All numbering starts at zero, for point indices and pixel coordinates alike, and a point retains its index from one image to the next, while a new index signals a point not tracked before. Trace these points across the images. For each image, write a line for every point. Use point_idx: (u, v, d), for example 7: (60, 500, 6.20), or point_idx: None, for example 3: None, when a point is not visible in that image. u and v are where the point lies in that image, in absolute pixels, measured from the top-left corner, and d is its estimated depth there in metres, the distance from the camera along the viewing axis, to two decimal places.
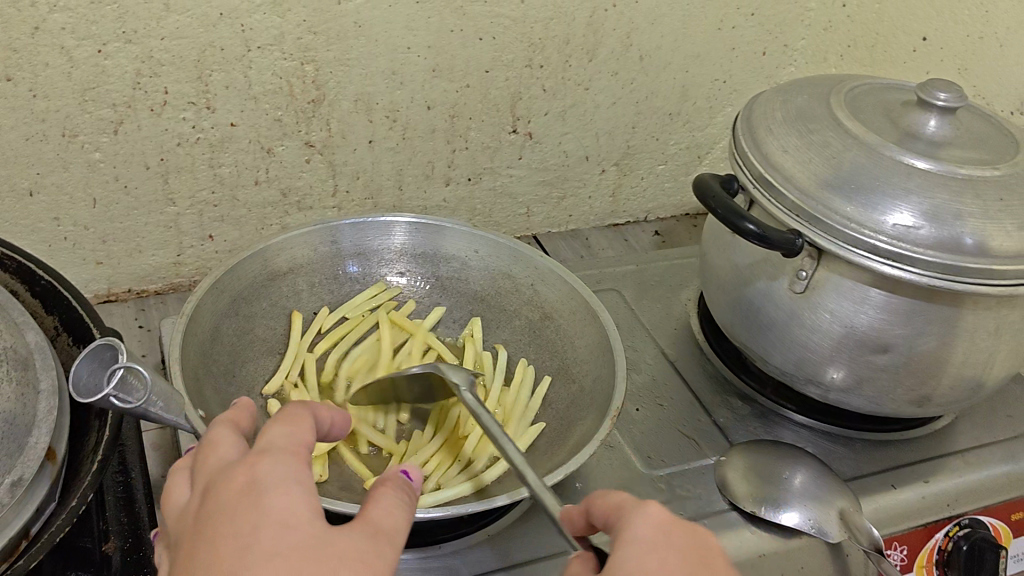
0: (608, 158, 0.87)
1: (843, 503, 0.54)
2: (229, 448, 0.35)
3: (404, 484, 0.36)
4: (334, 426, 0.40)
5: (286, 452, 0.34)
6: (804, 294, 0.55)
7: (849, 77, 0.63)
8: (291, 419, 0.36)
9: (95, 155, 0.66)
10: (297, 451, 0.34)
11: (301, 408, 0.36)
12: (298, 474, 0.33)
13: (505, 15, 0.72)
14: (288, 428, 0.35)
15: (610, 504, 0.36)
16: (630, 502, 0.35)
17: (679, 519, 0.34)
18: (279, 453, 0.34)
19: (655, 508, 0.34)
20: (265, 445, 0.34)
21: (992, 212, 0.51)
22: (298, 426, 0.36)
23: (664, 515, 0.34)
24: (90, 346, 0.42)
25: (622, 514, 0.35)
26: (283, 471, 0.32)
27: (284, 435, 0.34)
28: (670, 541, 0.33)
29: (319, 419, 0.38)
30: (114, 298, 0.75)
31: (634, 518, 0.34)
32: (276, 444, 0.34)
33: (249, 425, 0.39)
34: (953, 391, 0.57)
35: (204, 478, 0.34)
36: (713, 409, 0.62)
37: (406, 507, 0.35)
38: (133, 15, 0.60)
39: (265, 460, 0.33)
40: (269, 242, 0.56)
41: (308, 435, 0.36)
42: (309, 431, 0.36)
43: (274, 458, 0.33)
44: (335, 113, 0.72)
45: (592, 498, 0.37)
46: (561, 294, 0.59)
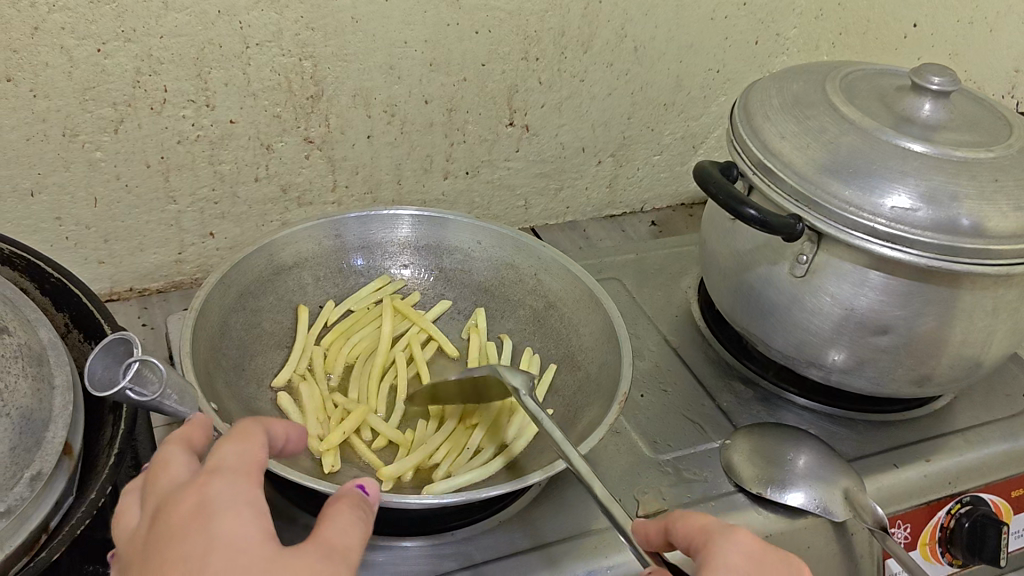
0: (605, 149, 0.87)
1: (847, 483, 0.55)
2: (180, 466, 0.35)
3: (359, 499, 0.36)
4: (290, 440, 0.40)
5: (237, 473, 0.34)
6: (804, 277, 0.56)
7: (843, 64, 0.64)
8: (243, 435, 0.36)
9: (96, 154, 0.66)
10: (248, 471, 0.34)
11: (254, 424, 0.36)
12: (248, 495, 0.33)
13: (500, 8, 0.73)
14: (239, 446, 0.35)
15: (698, 528, 0.36)
16: (716, 526, 0.36)
17: (767, 545, 0.35)
18: (230, 474, 0.33)
19: (744, 537, 0.35)
20: (216, 465, 0.34)
21: (987, 193, 0.52)
22: (250, 443, 0.35)
23: (752, 543, 0.35)
24: (103, 341, 0.42)
25: (710, 539, 0.35)
26: (231, 494, 0.32)
27: (234, 455, 0.34)
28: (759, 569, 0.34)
29: (272, 433, 0.38)
30: (117, 297, 0.75)
31: (725, 543, 0.35)
32: (228, 463, 0.34)
33: (204, 441, 0.39)
34: (952, 370, 0.58)
35: (155, 498, 0.34)
36: (717, 394, 0.63)
37: (362, 525, 0.35)
38: (132, 14, 0.61)
39: (215, 481, 0.33)
40: (275, 236, 0.57)
41: (261, 453, 0.36)
42: (262, 447, 0.36)
43: (224, 480, 0.33)
44: (334, 108, 0.72)
45: (675, 519, 0.37)
46: (564, 283, 0.59)
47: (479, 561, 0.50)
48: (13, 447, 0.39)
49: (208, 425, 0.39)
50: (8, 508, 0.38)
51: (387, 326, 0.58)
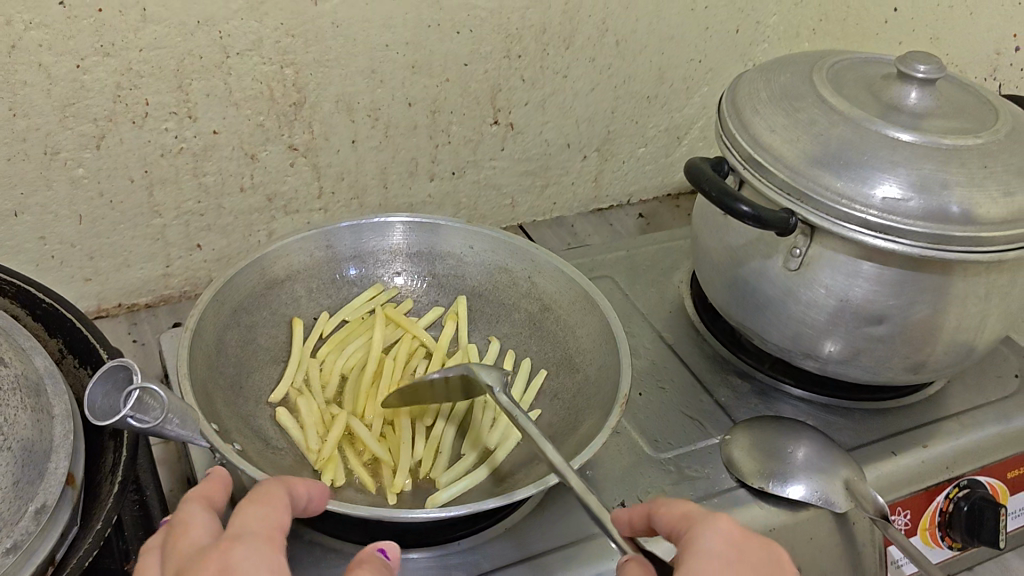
0: (590, 144, 0.87)
1: (847, 472, 0.55)
2: (202, 529, 0.35)
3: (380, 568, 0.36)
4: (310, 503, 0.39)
5: (260, 538, 0.33)
6: (798, 270, 0.56)
7: (829, 53, 0.64)
8: (266, 499, 0.36)
9: (79, 171, 0.65)
10: (271, 536, 0.34)
11: (276, 486, 0.36)
12: (271, 561, 0.32)
13: (481, 8, 0.72)
14: (262, 511, 0.35)
15: (681, 516, 0.38)
16: (698, 514, 0.38)
17: (749, 533, 0.37)
18: (252, 539, 0.33)
19: (728, 523, 0.37)
20: (239, 529, 0.34)
21: (976, 180, 0.52)
22: (272, 507, 0.35)
23: (733, 529, 0.36)
24: (104, 367, 0.41)
25: (693, 524, 0.37)
26: (254, 560, 0.32)
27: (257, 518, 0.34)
28: (735, 553, 0.35)
29: (294, 495, 0.38)
30: (104, 314, 0.74)
31: (708, 529, 0.36)
32: (250, 528, 0.34)
33: (223, 501, 0.38)
34: (947, 355, 0.58)
35: (176, 561, 0.34)
36: (714, 389, 0.63)
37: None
38: (110, 29, 0.60)
39: (239, 546, 0.33)
40: (266, 250, 0.56)
41: (283, 518, 0.35)
42: (283, 512, 0.36)
43: (246, 545, 0.33)
44: (317, 114, 0.72)
45: (660, 507, 0.39)
46: (559, 285, 0.59)
47: (487, 569, 0.50)
48: (17, 481, 0.39)
49: (229, 485, 0.39)
50: (15, 543, 0.37)
51: (377, 334, 0.58)
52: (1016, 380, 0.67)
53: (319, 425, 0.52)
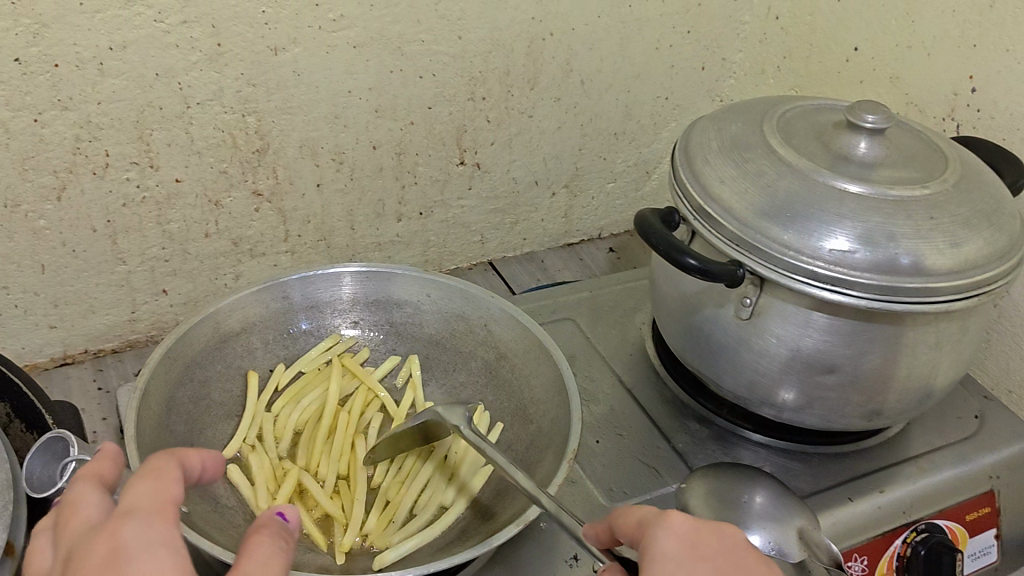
0: (558, 181, 0.88)
1: (801, 521, 0.54)
2: (92, 508, 0.33)
3: (281, 528, 0.34)
4: (209, 472, 0.38)
5: (151, 515, 0.32)
6: (749, 320, 0.56)
7: (781, 102, 0.64)
8: (155, 472, 0.34)
9: (40, 223, 0.66)
10: (162, 511, 0.32)
11: (166, 458, 0.35)
12: (162, 536, 0.31)
13: (443, 53, 0.73)
14: (152, 485, 0.34)
15: (637, 521, 0.39)
16: (651, 516, 0.38)
17: (701, 522, 0.38)
18: (142, 515, 0.32)
19: (680, 519, 0.37)
20: (129, 507, 0.32)
21: (923, 231, 0.52)
22: (163, 481, 0.34)
23: (686, 525, 0.37)
24: (42, 440, 0.44)
25: (647, 528, 0.38)
26: (145, 537, 0.31)
27: (147, 492, 0.33)
28: (693, 548, 0.36)
29: (188, 466, 0.37)
30: (70, 360, 0.74)
31: (662, 529, 0.37)
32: (140, 505, 0.32)
33: (116, 476, 0.37)
34: (902, 402, 0.58)
35: (66, 544, 0.32)
36: (672, 435, 0.63)
37: (286, 552, 0.33)
38: (68, 83, 0.60)
39: (127, 524, 0.31)
40: (219, 305, 0.57)
41: (176, 491, 0.34)
42: (177, 484, 0.34)
43: (135, 521, 0.31)
44: (281, 160, 0.72)
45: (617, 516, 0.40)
46: (513, 334, 0.60)
47: None
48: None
49: (121, 459, 0.38)
50: None
51: (333, 387, 0.59)
52: (975, 422, 0.67)
53: (272, 485, 0.53)
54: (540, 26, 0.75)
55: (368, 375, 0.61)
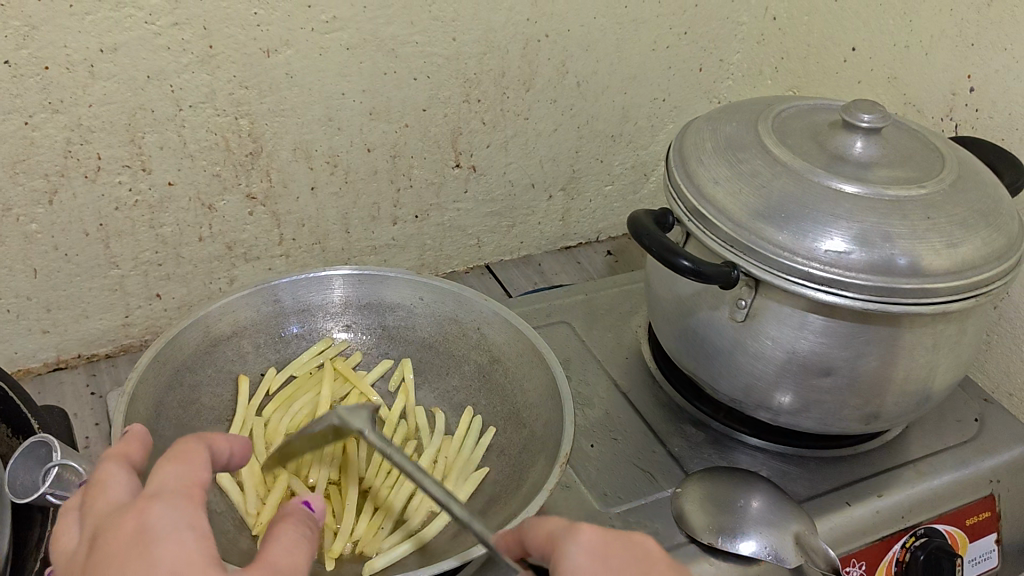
0: (555, 183, 0.88)
1: (798, 526, 0.54)
2: (119, 488, 0.34)
3: (306, 517, 0.34)
4: (235, 457, 0.38)
5: (179, 496, 0.32)
6: (745, 322, 0.56)
7: (776, 102, 0.64)
8: (184, 455, 0.35)
9: (32, 227, 0.65)
10: (190, 492, 0.32)
11: (194, 442, 0.35)
12: (190, 517, 0.31)
13: (437, 55, 0.72)
14: (180, 467, 0.34)
15: (546, 534, 0.37)
16: (558, 530, 0.37)
17: (612, 533, 0.36)
18: (170, 497, 0.32)
19: (589, 532, 0.36)
20: (156, 488, 0.33)
21: (920, 231, 0.51)
22: (191, 464, 0.34)
23: (594, 537, 0.36)
24: (24, 444, 0.43)
25: (555, 543, 0.36)
26: (173, 516, 0.31)
27: (174, 474, 0.33)
28: (605, 562, 0.35)
29: (216, 451, 0.37)
30: (63, 365, 0.74)
31: (572, 545, 0.36)
32: (168, 486, 0.33)
33: (142, 458, 0.37)
34: (899, 405, 0.57)
35: (92, 521, 0.32)
36: (668, 439, 0.63)
37: (309, 541, 0.33)
38: (59, 86, 0.60)
39: (156, 504, 0.32)
40: (210, 308, 0.57)
41: (203, 474, 0.34)
42: (204, 468, 0.35)
43: (165, 501, 0.32)
44: (274, 163, 0.72)
45: (525, 528, 0.38)
46: (506, 337, 0.59)
47: None
48: None
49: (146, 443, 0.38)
50: None
51: (325, 391, 0.58)
52: (975, 425, 0.66)
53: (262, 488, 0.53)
54: (535, 27, 0.75)
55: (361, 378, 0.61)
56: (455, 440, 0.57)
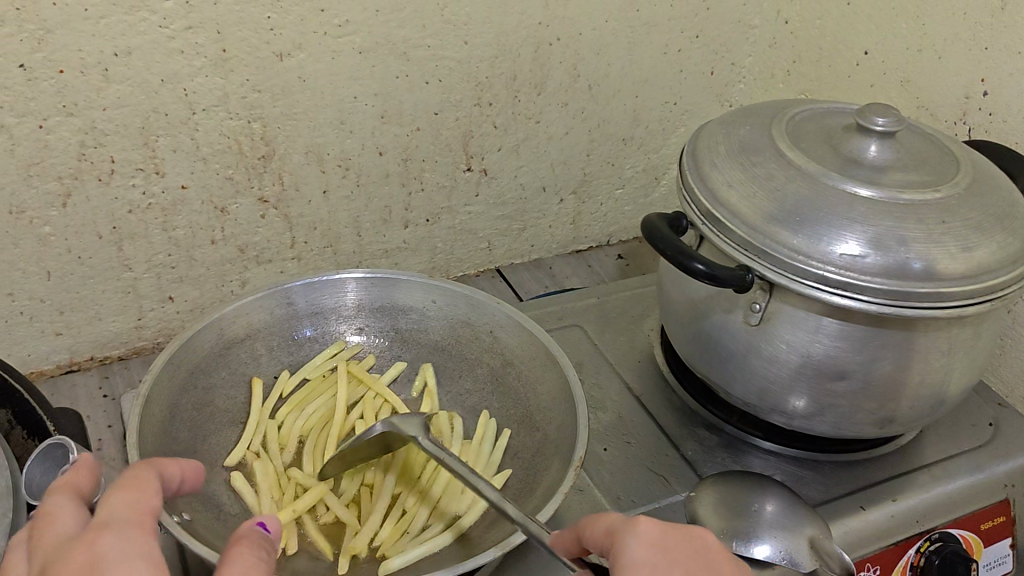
0: (566, 187, 0.88)
1: (812, 530, 0.54)
2: (68, 521, 0.34)
3: (259, 539, 0.35)
4: (185, 481, 0.39)
5: (130, 526, 0.33)
6: (759, 325, 0.55)
7: (790, 105, 0.64)
8: (135, 484, 0.35)
9: (45, 229, 0.66)
10: (140, 522, 0.33)
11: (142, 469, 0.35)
12: (141, 550, 0.32)
13: (449, 58, 0.72)
14: (131, 496, 0.34)
15: (606, 528, 0.38)
16: (618, 524, 0.37)
17: (671, 526, 0.37)
18: (121, 527, 0.32)
19: (650, 524, 0.37)
20: (106, 518, 0.33)
21: (935, 235, 0.51)
22: (141, 492, 0.34)
23: (654, 528, 0.37)
24: (40, 447, 0.43)
25: (616, 536, 0.37)
26: (123, 550, 0.31)
27: (124, 504, 0.34)
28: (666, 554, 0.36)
29: (165, 476, 0.37)
30: (77, 367, 0.74)
31: (633, 537, 0.36)
32: (118, 516, 0.33)
33: (90, 487, 0.37)
34: (914, 409, 0.57)
35: (41, 555, 0.33)
36: (681, 443, 0.62)
37: (265, 563, 0.34)
38: (73, 89, 0.60)
39: (106, 537, 0.32)
40: (223, 312, 0.57)
41: (155, 502, 0.35)
42: (155, 495, 0.35)
43: (115, 534, 0.32)
44: (287, 166, 0.72)
45: (584, 525, 0.39)
46: (519, 341, 0.59)
47: None
48: None
49: (95, 471, 0.38)
50: None
51: (343, 395, 0.58)
52: (990, 429, 0.66)
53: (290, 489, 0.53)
54: (546, 30, 0.75)
55: (377, 381, 0.61)
56: (475, 442, 0.57)
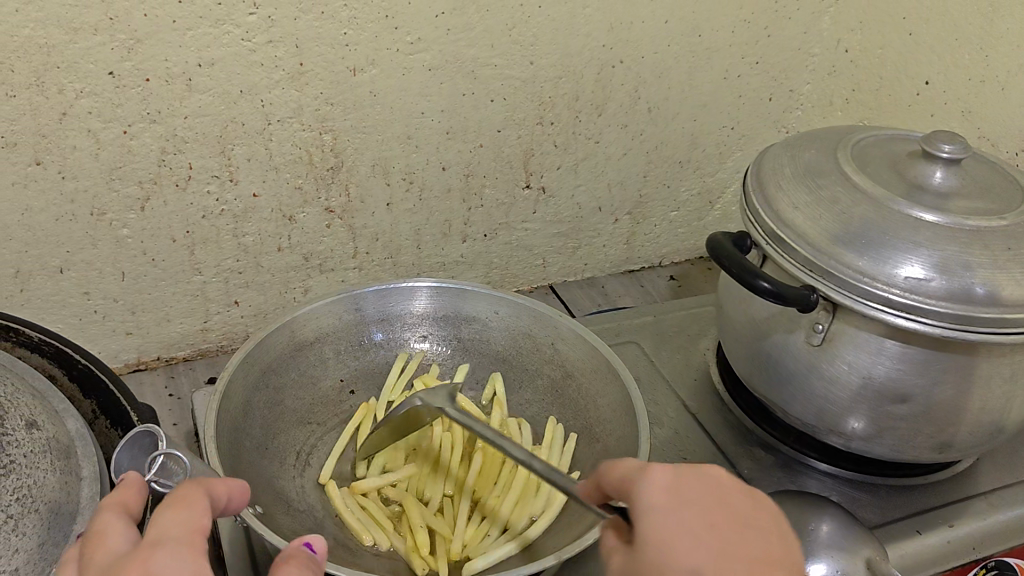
0: (621, 208, 0.89)
1: (869, 552, 0.54)
2: (118, 539, 0.32)
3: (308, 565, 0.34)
4: (231, 500, 0.37)
5: (182, 545, 0.31)
6: (821, 346, 0.56)
7: (854, 131, 0.65)
8: (185, 501, 0.34)
9: (123, 232, 0.68)
10: (192, 541, 0.31)
11: (194, 486, 0.34)
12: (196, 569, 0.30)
13: (515, 77, 0.74)
14: (180, 514, 0.33)
15: (618, 477, 0.38)
16: (632, 472, 0.38)
17: (679, 470, 0.37)
18: (174, 545, 0.31)
19: (657, 473, 0.37)
20: (158, 536, 0.31)
21: (1000, 262, 0.52)
22: (193, 510, 0.33)
23: (665, 476, 0.37)
24: (129, 434, 0.45)
25: (627, 485, 0.37)
26: (178, 567, 0.30)
27: (176, 521, 0.32)
28: (679, 494, 0.36)
29: (214, 494, 0.36)
30: (143, 366, 0.77)
31: (645, 485, 0.37)
32: (170, 534, 0.32)
33: (138, 506, 0.36)
34: (974, 436, 0.57)
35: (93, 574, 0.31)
36: (736, 461, 0.63)
37: None
38: (157, 97, 0.63)
39: (160, 554, 0.30)
40: (295, 315, 0.59)
41: (205, 521, 0.33)
42: (205, 514, 0.34)
43: (169, 551, 0.31)
44: (354, 178, 0.74)
45: (601, 474, 0.39)
46: (580, 354, 0.61)
47: None
48: (42, 543, 0.41)
49: (142, 487, 0.37)
50: None
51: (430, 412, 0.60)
52: None
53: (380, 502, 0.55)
54: (610, 53, 0.77)
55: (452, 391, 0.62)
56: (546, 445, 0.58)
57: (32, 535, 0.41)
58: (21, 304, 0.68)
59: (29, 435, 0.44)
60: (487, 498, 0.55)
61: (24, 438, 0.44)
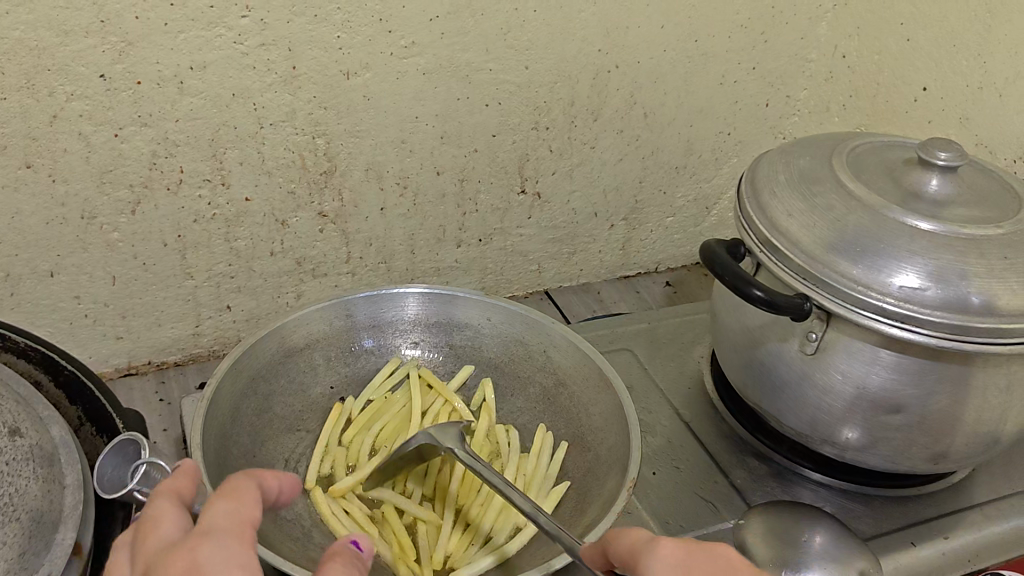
0: (617, 213, 0.89)
1: (863, 564, 0.53)
2: (170, 525, 0.32)
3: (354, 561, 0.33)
4: (283, 495, 0.37)
5: (230, 535, 0.31)
6: (815, 355, 0.55)
7: (850, 138, 0.64)
8: (236, 493, 0.33)
9: (114, 235, 0.68)
10: (240, 533, 0.31)
11: (247, 477, 0.34)
12: (242, 559, 0.30)
13: (510, 82, 0.74)
14: (230, 506, 0.33)
15: (630, 545, 0.37)
16: (642, 543, 0.36)
17: (693, 545, 0.36)
18: (221, 537, 0.31)
19: (668, 545, 0.35)
20: (207, 526, 0.31)
21: (997, 270, 0.51)
22: (242, 503, 0.33)
23: (676, 551, 0.35)
24: (114, 442, 0.45)
25: (637, 557, 0.36)
26: (225, 557, 0.30)
27: (224, 512, 0.32)
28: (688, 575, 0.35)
29: (265, 487, 0.36)
30: (134, 371, 0.76)
31: (652, 558, 0.35)
32: (218, 525, 0.32)
33: (191, 494, 0.36)
34: (969, 446, 0.57)
35: (143, 559, 0.31)
36: (729, 470, 0.63)
37: None
38: (149, 101, 0.62)
39: (208, 544, 0.30)
40: (285, 320, 0.58)
41: (254, 515, 0.33)
42: (255, 508, 0.33)
43: (217, 541, 0.31)
44: (347, 182, 0.73)
45: (612, 539, 0.38)
46: (573, 361, 0.60)
47: None
48: (23, 552, 0.40)
49: (196, 476, 0.37)
50: None
51: (415, 420, 0.59)
52: None
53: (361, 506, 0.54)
54: (606, 58, 0.76)
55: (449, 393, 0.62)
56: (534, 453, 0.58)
57: (13, 544, 0.40)
58: (11, 309, 0.68)
59: (11, 443, 0.44)
60: (471, 504, 0.55)
61: (7, 446, 0.44)
